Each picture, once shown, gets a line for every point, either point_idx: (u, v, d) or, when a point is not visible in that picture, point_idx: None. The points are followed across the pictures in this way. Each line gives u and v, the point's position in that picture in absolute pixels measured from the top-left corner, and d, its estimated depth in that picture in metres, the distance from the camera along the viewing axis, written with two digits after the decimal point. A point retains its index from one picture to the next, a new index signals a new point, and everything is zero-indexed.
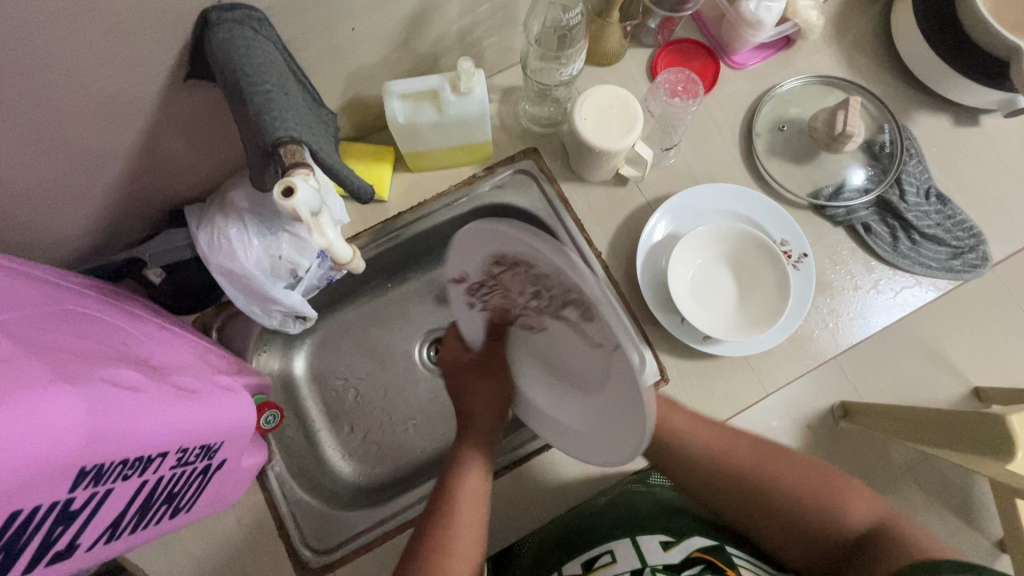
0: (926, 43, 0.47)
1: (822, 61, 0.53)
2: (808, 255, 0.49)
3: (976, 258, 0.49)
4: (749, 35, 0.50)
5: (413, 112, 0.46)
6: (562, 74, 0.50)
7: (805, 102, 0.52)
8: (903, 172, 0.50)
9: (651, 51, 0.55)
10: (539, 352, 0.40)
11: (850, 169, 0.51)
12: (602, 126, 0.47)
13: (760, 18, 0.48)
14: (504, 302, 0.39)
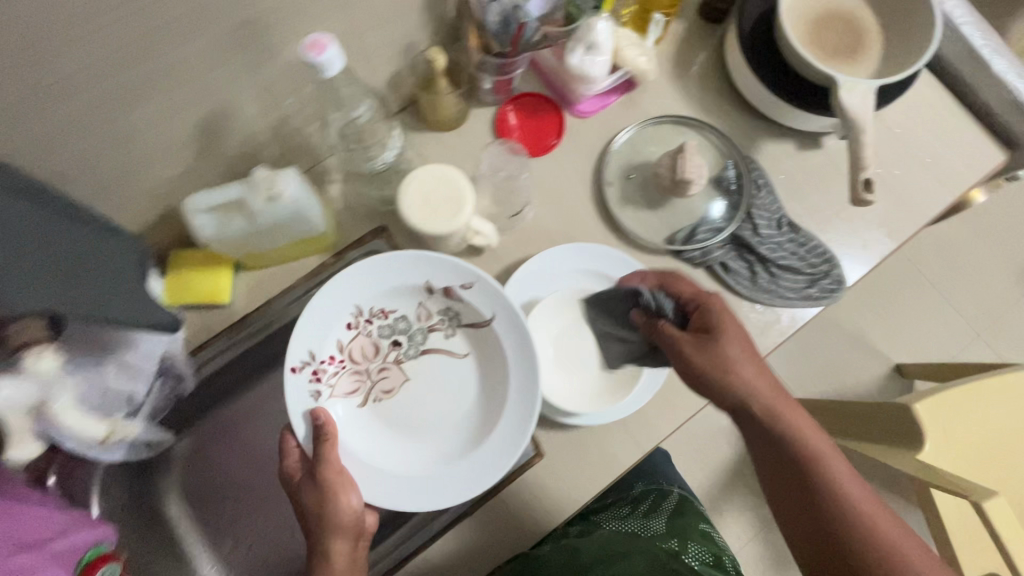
0: (756, 76, 0.46)
1: (673, 101, 0.50)
2: None
3: (831, 283, 0.46)
4: (582, 87, 0.46)
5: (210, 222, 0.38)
6: (386, 159, 0.44)
7: (659, 142, 0.49)
8: (754, 205, 0.47)
9: (495, 109, 0.49)
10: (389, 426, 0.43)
11: (706, 205, 0.47)
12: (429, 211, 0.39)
13: (587, 71, 0.44)
14: (356, 375, 0.42)
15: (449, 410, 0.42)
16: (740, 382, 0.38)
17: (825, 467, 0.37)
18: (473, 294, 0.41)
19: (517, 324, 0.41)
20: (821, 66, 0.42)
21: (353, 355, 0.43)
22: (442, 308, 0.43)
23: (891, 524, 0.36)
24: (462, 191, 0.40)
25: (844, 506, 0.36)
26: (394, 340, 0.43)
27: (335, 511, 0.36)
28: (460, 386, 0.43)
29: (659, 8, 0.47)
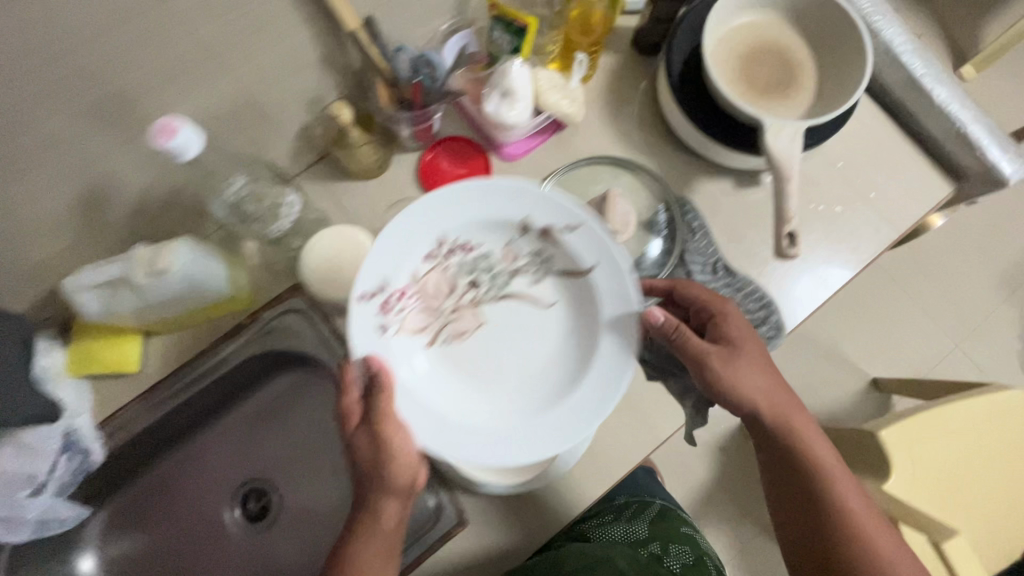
0: (684, 112, 0.99)
1: (597, 140, 1.09)
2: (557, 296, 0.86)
3: (775, 329, 1.02)
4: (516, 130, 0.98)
5: (316, 250, 0.91)
6: (291, 207, 0.93)
7: (591, 178, 1.08)
8: (688, 249, 1.04)
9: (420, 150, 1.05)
10: (473, 327, 0.86)
11: (652, 245, 1.05)
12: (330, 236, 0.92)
13: (521, 113, 0.93)
14: (530, 261, 0.86)
15: (548, 322, 0.87)
16: (750, 390, 0.86)
17: (803, 435, 0.90)
18: (575, 235, 0.83)
19: (614, 262, 0.82)
20: (751, 115, 0.92)
21: (433, 271, 0.85)
22: (541, 245, 0.86)
23: (838, 471, 0.90)
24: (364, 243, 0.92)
25: (805, 436, 0.90)
26: (473, 274, 0.86)
27: (388, 455, 0.73)
28: (541, 316, 0.86)
29: (580, 49, 1.05)
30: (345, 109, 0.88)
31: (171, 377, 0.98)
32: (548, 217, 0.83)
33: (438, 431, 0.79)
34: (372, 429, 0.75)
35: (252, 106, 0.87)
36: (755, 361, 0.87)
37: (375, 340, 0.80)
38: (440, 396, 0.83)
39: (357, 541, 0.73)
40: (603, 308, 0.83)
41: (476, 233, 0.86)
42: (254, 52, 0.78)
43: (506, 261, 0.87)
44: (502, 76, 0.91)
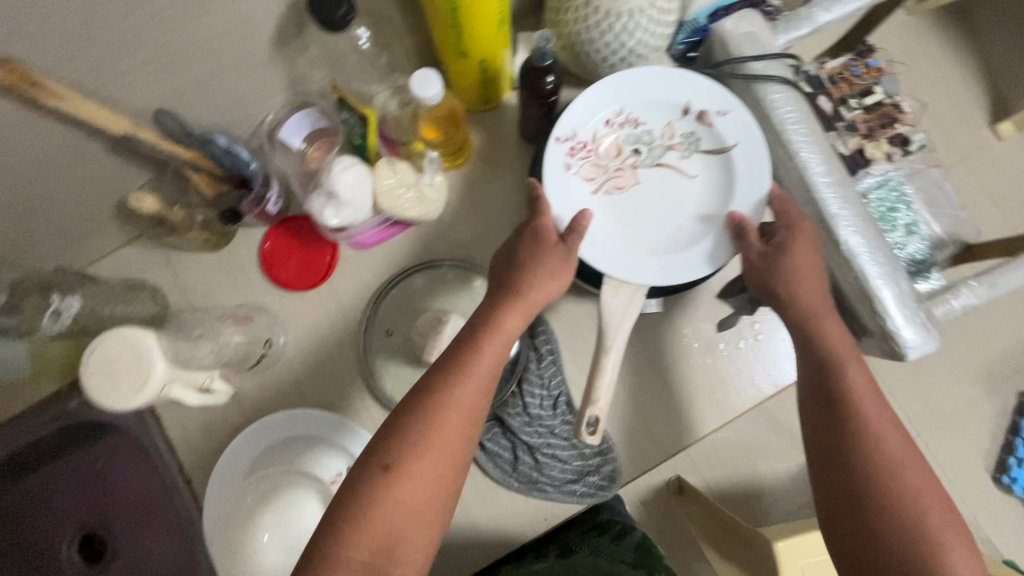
0: (537, 162, 0.68)
1: (456, 243, 0.73)
2: (697, 169, 0.63)
3: (606, 475, 0.67)
4: (337, 209, 0.62)
5: (98, 364, 0.57)
6: (62, 315, 0.58)
7: (424, 286, 0.72)
8: (526, 375, 0.68)
9: (269, 234, 0.72)
10: (626, 207, 0.63)
11: (394, 376, 0.70)
12: (111, 386, 0.58)
13: (340, 196, 0.60)
14: (682, 148, 0.64)
15: (690, 202, 0.63)
16: (797, 293, 0.57)
17: (829, 338, 0.57)
18: (725, 118, 0.61)
19: (757, 144, 0.61)
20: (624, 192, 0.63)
21: (598, 152, 0.62)
22: (688, 132, 0.63)
23: (879, 410, 0.55)
24: (146, 364, 0.58)
25: (829, 344, 0.57)
26: (635, 151, 0.63)
27: (533, 264, 0.55)
28: (684, 195, 0.63)
29: (436, 147, 0.68)
30: (151, 199, 0.61)
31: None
32: (704, 96, 0.62)
33: (615, 257, 0.59)
34: (528, 237, 0.57)
35: (37, 199, 0.56)
36: (805, 268, 0.58)
37: (563, 181, 0.60)
38: (592, 227, 0.61)
39: (453, 374, 0.51)
40: (745, 183, 0.61)
41: (647, 109, 0.63)
42: (29, 150, 0.51)
43: (660, 138, 0.64)
44: (326, 176, 0.61)
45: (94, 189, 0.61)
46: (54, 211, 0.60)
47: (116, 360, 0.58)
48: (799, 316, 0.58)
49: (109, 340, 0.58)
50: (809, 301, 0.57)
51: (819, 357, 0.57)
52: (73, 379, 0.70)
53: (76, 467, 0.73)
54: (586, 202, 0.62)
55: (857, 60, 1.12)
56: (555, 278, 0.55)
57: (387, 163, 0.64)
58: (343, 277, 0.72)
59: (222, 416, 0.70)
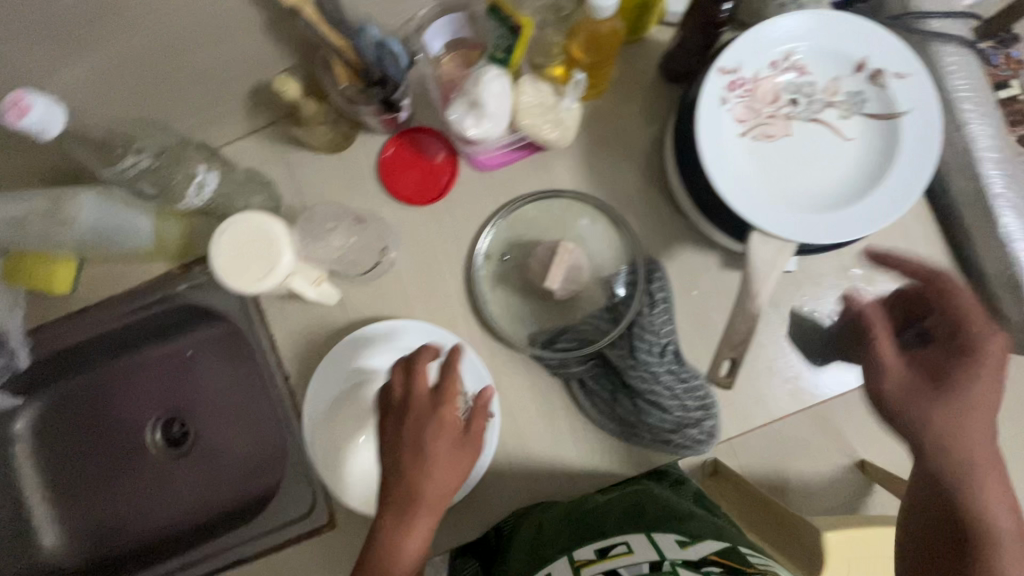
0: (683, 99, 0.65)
1: (580, 177, 0.70)
2: (858, 132, 0.57)
3: (706, 433, 0.64)
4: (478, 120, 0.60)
5: (229, 243, 0.58)
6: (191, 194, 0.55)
7: (541, 216, 0.70)
8: (636, 319, 0.66)
9: (393, 142, 0.70)
10: (773, 158, 0.57)
11: (501, 302, 0.69)
12: (238, 266, 0.58)
13: (485, 107, 0.59)
14: (846, 106, 0.57)
15: (843, 167, 0.57)
16: (957, 410, 0.52)
17: (967, 442, 0.52)
18: (903, 82, 0.55)
19: (932, 115, 0.54)
20: (774, 141, 0.57)
21: (756, 94, 0.57)
22: (855, 91, 0.56)
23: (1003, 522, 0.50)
24: (273, 250, 0.58)
25: (964, 447, 0.52)
26: (794, 100, 0.57)
27: (429, 462, 0.53)
28: (837, 157, 0.57)
29: (581, 68, 0.64)
30: (293, 84, 0.59)
31: (105, 309, 0.73)
32: (885, 52, 0.55)
33: (758, 207, 0.54)
34: (429, 419, 0.54)
35: (190, 66, 0.56)
36: (984, 388, 0.52)
37: (716, 117, 0.56)
38: (735, 172, 0.56)
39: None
40: (910, 153, 0.54)
41: (817, 57, 0.56)
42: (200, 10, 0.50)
43: (822, 91, 0.57)
44: (473, 84, 0.58)
45: (237, 66, 0.59)
46: (198, 83, 0.59)
47: (246, 243, 0.58)
48: (945, 442, 0.52)
49: (240, 223, 0.58)
50: (952, 424, 0.52)
51: (953, 485, 0.51)
52: (187, 261, 0.71)
53: (159, 353, 0.84)
54: (733, 147, 0.57)
55: (996, 48, 1.04)
56: (451, 475, 0.54)
57: (530, 80, 0.62)
58: (460, 196, 0.70)
59: (326, 317, 0.70)
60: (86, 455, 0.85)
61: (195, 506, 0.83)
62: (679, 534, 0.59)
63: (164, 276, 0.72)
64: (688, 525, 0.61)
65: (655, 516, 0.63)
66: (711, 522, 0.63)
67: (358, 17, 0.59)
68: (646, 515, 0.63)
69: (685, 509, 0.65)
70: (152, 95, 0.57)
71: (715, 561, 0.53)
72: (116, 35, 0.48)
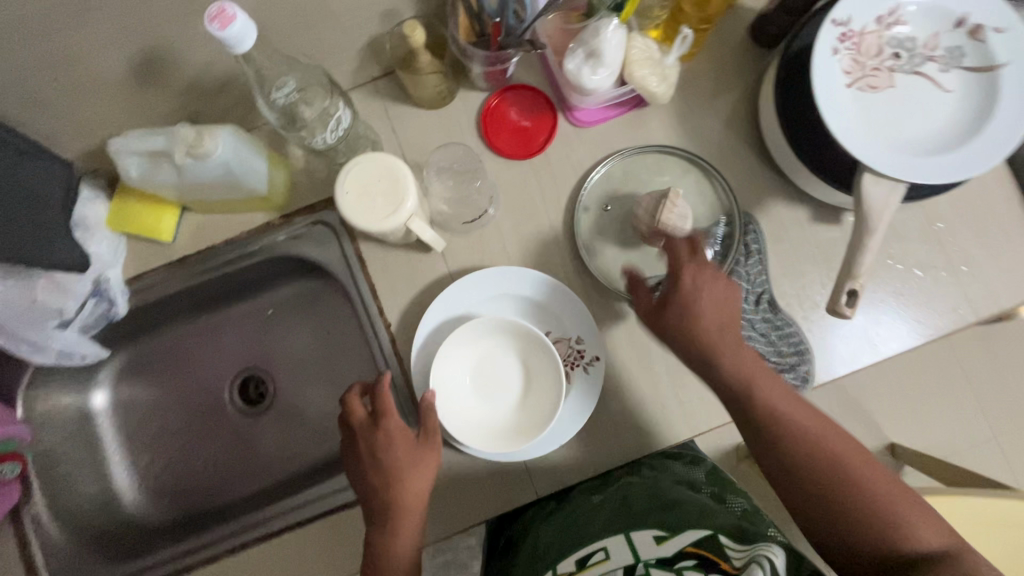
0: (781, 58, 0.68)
1: (674, 134, 0.73)
2: (956, 85, 0.60)
3: (799, 375, 0.68)
4: (593, 69, 0.62)
5: (358, 180, 0.60)
6: (333, 129, 0.59)
7: (635, 171, 0.73)
8: (734, 269, 0.69)
9: (493, 98, 0.73)
10: (878, 107, 0.60)
11: (600, 252, 0.71)
12: (361, 202, 0.60)
13: (602, 57, 0.61)
14: (945, 60, 0.60)
15: (944, 117, 0.60)
16: (697, 339, 0.57)
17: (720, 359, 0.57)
18: (1002, 36, 0.58)
19: None
20: (879, 91, 0.60)
21: (862, 47, 0.60)
22: (954, 46, 0.60)
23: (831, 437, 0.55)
24: (395, 189, 0.60)
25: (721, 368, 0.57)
26: (896, 55, 0.61)
27: (397, 471, 0.59)
28: (938, 108, 0.60)
29: (688, 25, 0.66)
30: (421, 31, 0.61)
31: (203, 256, 0.74)
32: (984, 9, 0.59)
33: (868, 147, 0.57)
34: (378, 438, 0.61)
35: (325, 7, 0.58)
36: (708, 309, 0.57)
37: (827, 66, 0.59)
38: (844, 116, 0.59)
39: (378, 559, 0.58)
40: (1011, 101, 0.58)
41: (919, 14, 0.60)
42: None
43: (923, 47, 0.61)
44: (593, 35, 0.61)
45: (366, 11, 0.62)
46: (331, 25, 0.61)
47: (370, 181, 0.60)
48: (738, 379, 0.57)
49: (365, 163, 0.60)
50: (714, 338, 0.57)
51: (760, 411, 0.56)
52: (289, 210, 0.73)
53: (244, 309, 0.85)
54: (843, 95, 0.59)
55: None
56: (418, 471, 0.60)
57: (638, 34, 0.65)
58: (560, 151, 0.73)
59: (426, 264, 0.71)
60: (162, 411, 0.84)
61: (270, 466, 0.82)
62: (661, 528, 0.58)
63: (266, 225, 0.73)
64: (677, 516, 0.58)
65: (641, 510, 0.61)
66: (707, 508, 0.59)
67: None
68: (629, 512, 0.61)
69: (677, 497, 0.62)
70: (289, 32, 0.60)
71: (691, 553, 0.53)
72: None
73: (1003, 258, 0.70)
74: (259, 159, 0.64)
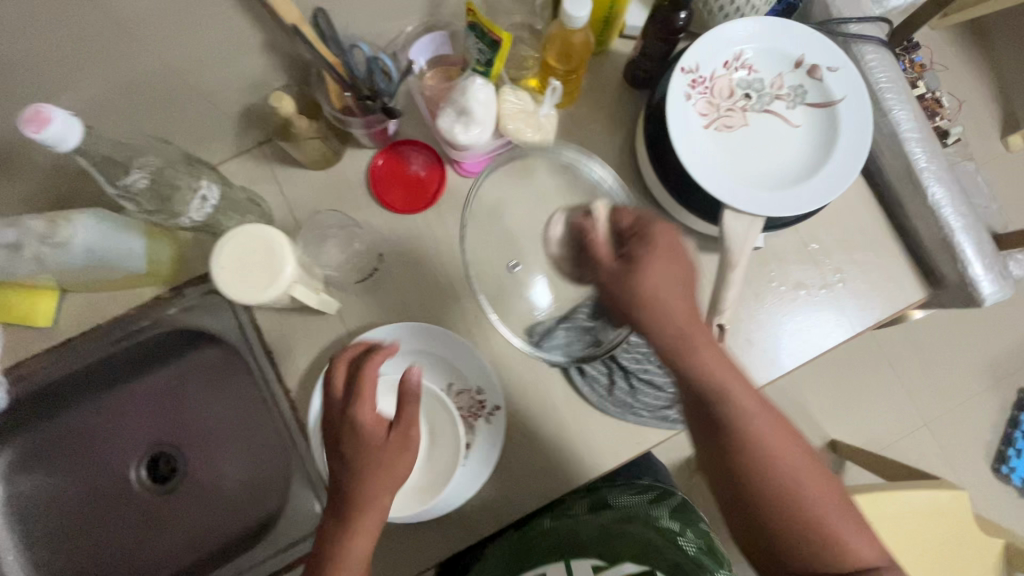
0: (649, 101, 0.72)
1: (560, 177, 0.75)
2: (802, 120, 0.64)
3: None
4: (466, 125, 0.64)
5: (233, 255, 0.59)
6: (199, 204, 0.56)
7: (525, 216, 0.74)
8: None
9: (378, 154, 0.74)
10: (733, 145, 0.64)
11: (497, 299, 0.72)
12: (239, 275, 0.59)
13: (473, 113, 0.63)
14: (789, 98, 0.65)
15: (794, 151, 0.64)
16: (663, 322, 0.49)
17: (682, 358, 0.49)
18: (836, 74, 0.63)
19: (863, 101, 0.63)
20: (734, 131, 0.64)
21: (713, 90, 0.64)
22: (797, 85, 0.64)
23: (782, 444, 0.51)
24: (274, 259, 0.59)
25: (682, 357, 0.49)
26: (745, 96, 0.65)
27: (367, 466, 0.53)
28: (788, 142, 0.64)
29: (556, 76, 0.69)
30: (289, 101, 0.62)
31: (88, 338, 0.71)
32: (818, 50, 0.64)
33: (725, 185, 0.60)
34: (346, 423, 0.54)
35: (186, 86, 0.58)
36: (678, 300, 0.49)
37: (681, 111, 0.62)
38: (701, 156, 0.62)
39: (327, 556, 0.51)
40: (850, 133, 0.62)
41: (762, 57, 0.64)
42: (202, 31, 0.53)
43: (769, 87, 0.65)
44: (461, 94, 0.63)
45: (232, 85, 0.62)
46: (195, 99, 0.61)
47: (247, 253, 0.59)
48: (707, 386, 0.50)
49: (238, 236, 0.59)
50: (677, 323, 0.49)
51: (721, 426, 0.50)
52: (179, 282, 0.71)
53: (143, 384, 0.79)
54: (698, 135, 0.63)
55: (903, 55, 1.19)
56: (389, 468, 0.53)
57: (510, 89, 0.67)
58: (450, 201, 0.74)
59: (323, 326, 0.71)
60: (65, 500, 0.79)
61: (185, 548, 0.78)
62: (597, 558, 0.67)
63: (155, 300, 0.71)
64: (612, 546, 0.68)
65: (583, 539, 0.71)
66: (644, 537, 0.68)
67: (347, 34, 0.62)
68: (576, 543, 0.71)
69: (621, 528, 0.71)
70: (149, 111, 0.59)
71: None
72: (120, 48, 0.51)
73: (874, 271, 0.74)
74: (135, 234, 0.63)
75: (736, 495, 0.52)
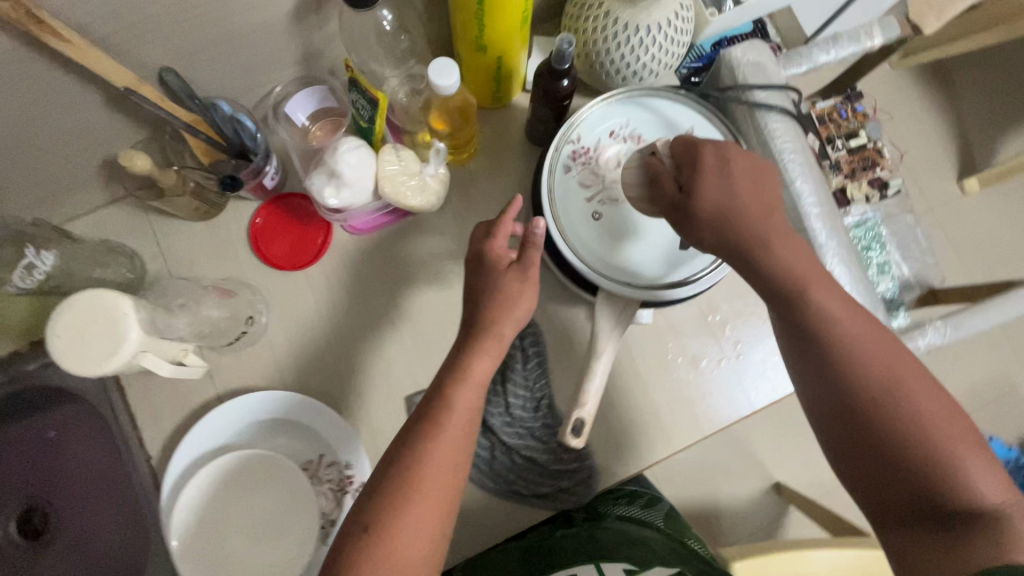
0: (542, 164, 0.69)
1: (454, 236, 0.72)
2: None
3: (585, 476, 0.68)
4: (332, 189, 0.60)
5: (75, 324, 0.53)
6: (33, 273, 0.55)
7: (418, 275, 0.71)
8: (513, 376, 0.68)
9: (260, 206, 0.70)
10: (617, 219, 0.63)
11: (382, 363, 0.69)
12: (80, 348, 0.53)
13: (344, 179, 0.59)
14: None
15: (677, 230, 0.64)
16: (720, 215, 0.52)
17: (772, 258, 0.51)
18: None
19: None
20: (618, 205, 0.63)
21: (598, 161, 0.63)
22: None
23: (903, 366, 0.50)
24: (116, 331, 0.54)
25: (811, 306, 0.51)
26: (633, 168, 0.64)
27: (504, 301, 0.55)
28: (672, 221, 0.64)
29: (443, 138, 0.66)
30: (142, 158, 0.57)
31: None
32: (707, 126, 0.64)
33: (597, 266, 0.60)
34: (480, 270, 0.57)
35: (23, 147, 0.54)
36: (747, 192, 0.52)
37: (560, 182, 0.62)
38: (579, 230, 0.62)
39: (448, 387, 0.52)
40: None
41: (652, 130, 0.64)
42: (23, 97, 0.48)
43: None
44: (331, 157, 0.59)
45: (83, 140, 0.58)
46: (40, 159, 0.57)
47: (88, 324, 0.53)
48: (802, 307, 0.51)
49: (78, 303, 0.53)
50: (762, 225, 0.52)
51: (827, 341, 0.51)
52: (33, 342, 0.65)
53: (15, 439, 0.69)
54: (574, 206, 0.63)
55: (846, 102, 1.09)
56: (519, 304, 0.55)
57: (392, 150, 0.63)
58: (335, 260, 0.70)
59: (191, 388, 0.67)
60: None
61: None
62: (629, 563, 0.60)
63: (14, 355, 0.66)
64: (642, 550, 0.63)
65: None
66: (667, 550, 0.64)
67: (210, 94, 0.60)
68: (599, 546, 0.64)
69: (643, 537, 0.67)
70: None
71: None
72: None
73: (770, 343, 0.73)
74: None
75: (857, 419, 0.49)
